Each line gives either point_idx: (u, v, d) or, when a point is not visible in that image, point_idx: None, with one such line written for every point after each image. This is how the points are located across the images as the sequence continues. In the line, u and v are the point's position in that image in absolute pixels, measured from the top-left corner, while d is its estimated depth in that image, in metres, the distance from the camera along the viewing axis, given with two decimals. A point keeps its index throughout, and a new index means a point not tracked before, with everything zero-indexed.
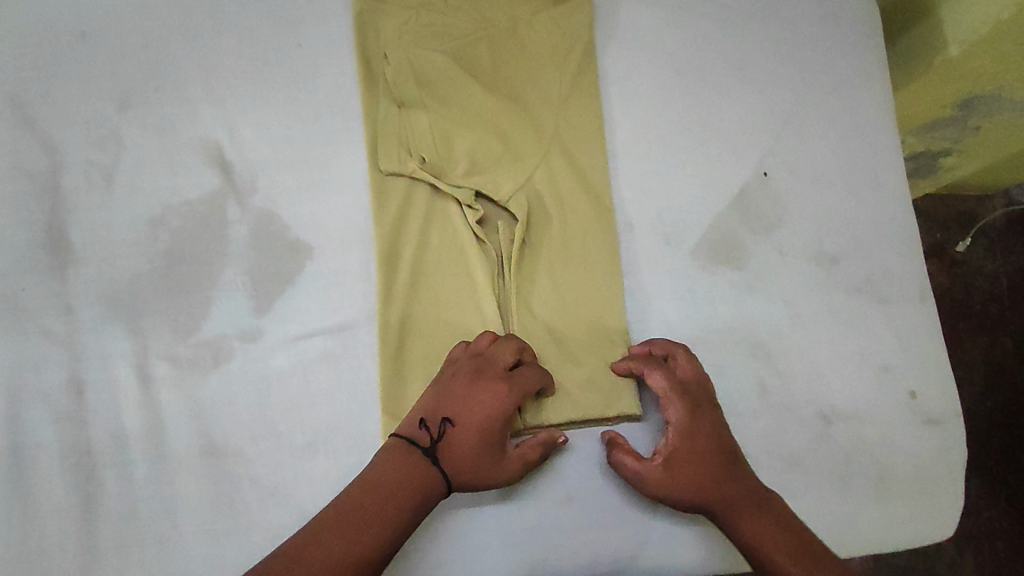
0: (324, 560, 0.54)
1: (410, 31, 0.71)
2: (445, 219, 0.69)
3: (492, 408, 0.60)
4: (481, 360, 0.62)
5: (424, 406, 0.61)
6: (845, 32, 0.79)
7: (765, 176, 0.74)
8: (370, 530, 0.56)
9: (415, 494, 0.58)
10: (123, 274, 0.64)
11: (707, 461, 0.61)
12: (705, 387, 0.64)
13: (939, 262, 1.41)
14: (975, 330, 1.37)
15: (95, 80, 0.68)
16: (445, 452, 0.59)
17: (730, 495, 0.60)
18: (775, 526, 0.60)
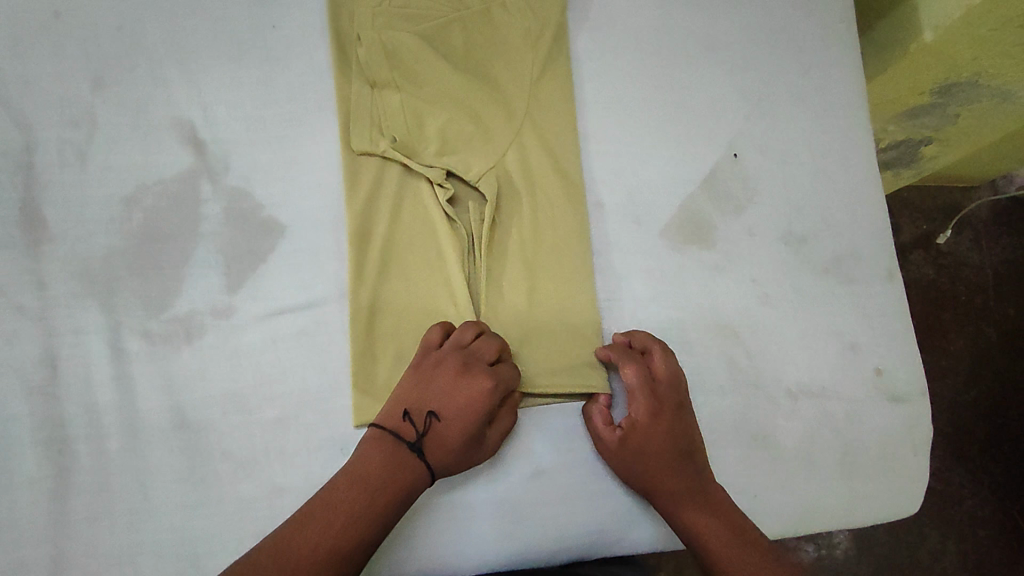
0: (310, 552, 0.53)
1: (383, 13, 0.73)
2: (417, 197, 0.70)
3: (476, 402, 0.60)
4: (465, 354, 0.62)
5: (407, 399, 0.61)
6: (812, 18, 0.81)
7: (735, 157, 0.76)
8: (357, 523, 0.55)
9: (403, 487, 0.58)
10: (97, 251, 0.65)
11: (664, 455, 0.63)
12: (677, 385, 0.65)
13: (925, 253, 1.42)
14: (959, 319, 1.38)
15: (69, 60, 0.69)
16: (431, 445, 0.60)
17: (679, 490, 0.62)
18: (717, 521, 0.62)
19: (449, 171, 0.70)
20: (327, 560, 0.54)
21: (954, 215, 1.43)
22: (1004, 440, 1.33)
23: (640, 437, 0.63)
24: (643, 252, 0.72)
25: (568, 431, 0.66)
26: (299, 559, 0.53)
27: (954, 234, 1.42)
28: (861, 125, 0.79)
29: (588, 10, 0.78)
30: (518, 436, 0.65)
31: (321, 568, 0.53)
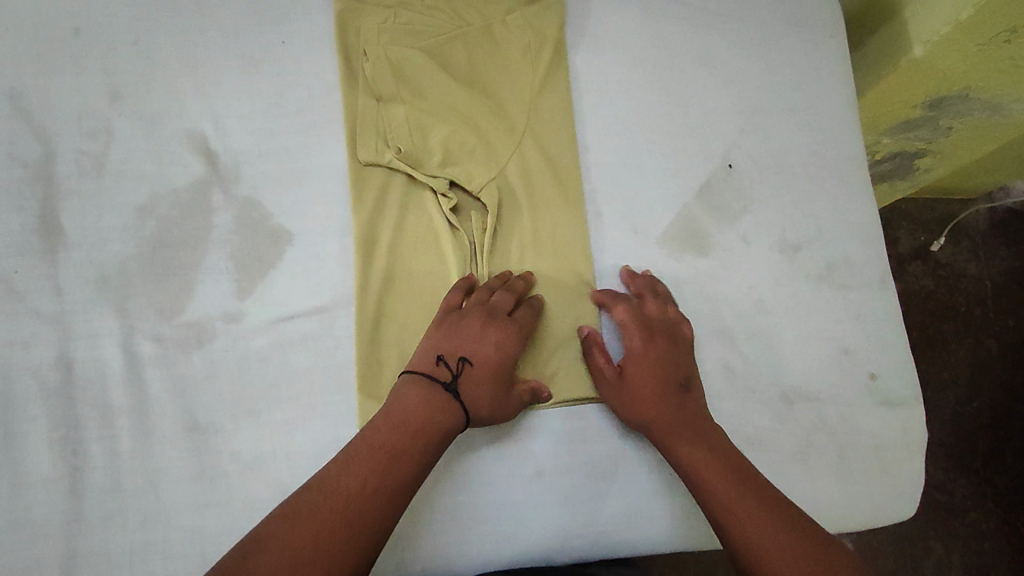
0: (356, 492, 0.56)
1: (388, 30, 0.76)
2: (420, 207, 0.72)
3: (504, 347, 0.65)
4: (492, 305, 0.66)
5: (437, 345, 0.65)
6: (803, 34, 0.84)
7: (730, 168, 0.78)
8: (401, 463, 0.59)
9: (441, 429, 0.61)
10: (112, 258, 0.67)
11: (658, 386, 0.66)
12: (670, 324, 0.69)
13: (924, 265, 1.43)
14: (959, 331, 1.39)
15: (88, 75, 0.72)
16: (465, 387, 0.63)
17: (671, 421, 0.64)
18: (713, 454, 0.63)
19: (452, 182, 0.72)
20: (373, 500, 0.56)
21: (951, 226, 1.45)
22: (1006, 451, 1.34)
23: (631, 368, 0.67)
24: (640, 258, 0.74)
25: (568, 435, 0.68)
26: (344, 501, 0.56)
27: (951, 245, 1.44)
28: (853, 135, 0.81)
29: (586, 26, 0.80)
30: (518, 439, 0.67)
31: (367, 508, 0.56)
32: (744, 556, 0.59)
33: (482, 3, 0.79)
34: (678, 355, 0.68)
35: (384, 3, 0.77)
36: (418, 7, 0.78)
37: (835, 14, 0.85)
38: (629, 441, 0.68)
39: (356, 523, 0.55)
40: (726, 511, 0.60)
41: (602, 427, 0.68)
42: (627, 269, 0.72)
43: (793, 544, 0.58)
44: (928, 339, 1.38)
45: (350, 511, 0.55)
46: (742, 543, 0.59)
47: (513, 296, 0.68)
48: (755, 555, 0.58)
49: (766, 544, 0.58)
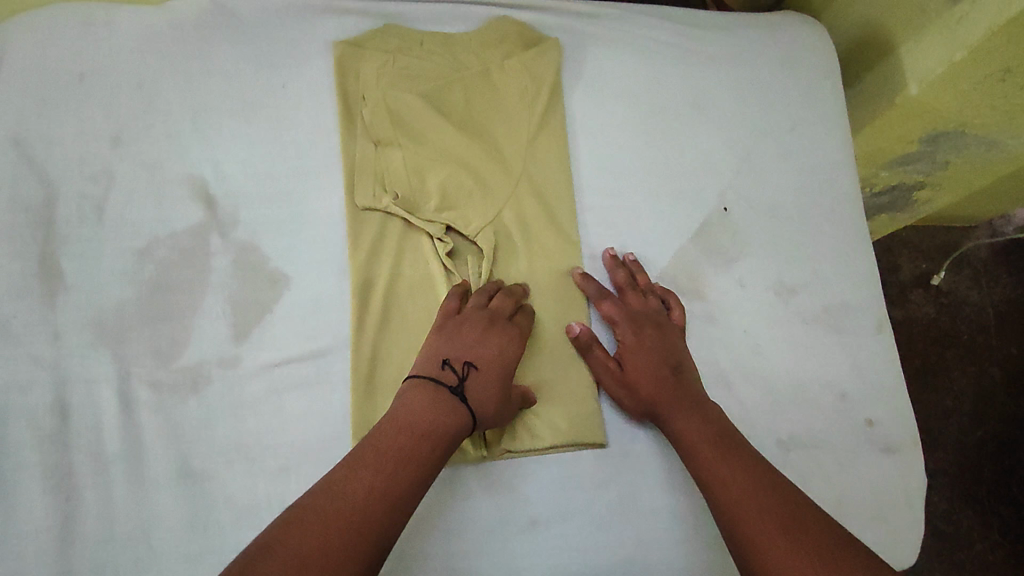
0: (364, 496, 0.54)
1: (387, 75, 0.77)
2: (417, 251, 0.73)
3: (506, 351, 0.67)
4: (492, 311, 0.68)
5: (442, 351, 0.65)
6: (798, 77, 0.85)
7: (725, 211, 0.79)
8: (409, 465, 0.57)
9: (449, 433, 0.60)
10: (110, 302, 0.67)
11: (652, 369, 0.68)
12: (655, 312, 0.71)
13: (925, 293, 1.43)
14: (962, 358, 1.39)
15: (91, 119, 0.73)
16: (471, 391, 0.63)
17: (667, 398, 0.66)
18: (704, 425, 0.64)
19: (449, 227, 0.73)
20: (381, 503, 0.54)
21: (953, 255, 1.45)
22: (1013, 482, 1.32)
23: (630, 356, 0.69)
24: None
25: (563, 481, 0.67)
26: (352, 505, 0.53)
27: (954, 274, 1.44)
28: (848, 177, 0.82)
29: (584, 71, 0.81)
30: (513, 485, 0.66)
31: (376, 512, 0.53)
32: (726, 518, 0.58)
33: (480, 47, 0.80)
34: (671, 337, 0.70)
35: (383, 46, 0.78)
36: (416, 50, 0.78)
37: (829, 59, 0.86)
38: (625, 488, 0.68)
39: (366, 527, 0.52)
40: (710, 475, 0.61)
41: (597, 473, 0.68)
42: (610, 252, 0.74)
43: (774, 504, 0.57)
44: (930, 366, 1.38)
45: (359, 515, 0.53)
46: (724, 505, 0.59)
47: (511, 301, 0.70)
48: (734, 514, 0.58)
49: (744, 503, 0.58)
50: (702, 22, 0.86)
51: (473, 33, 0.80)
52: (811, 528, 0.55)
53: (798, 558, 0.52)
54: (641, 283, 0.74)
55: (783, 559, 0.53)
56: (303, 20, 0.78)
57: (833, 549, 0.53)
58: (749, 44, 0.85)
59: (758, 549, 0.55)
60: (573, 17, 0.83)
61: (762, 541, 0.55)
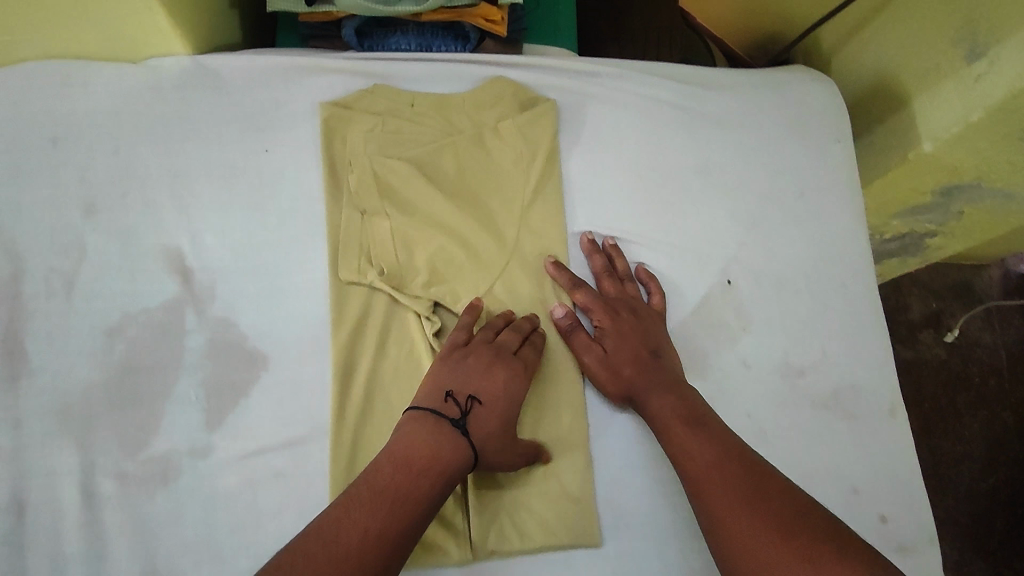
0: (358, 539, 0.51)
1: (376, 139, 0.74)
2: (403, 329, 0.69)
3: (512, 384, 0.64)
4: (498, 342, 0.66)
5: (446, 382, 0.63)
6: (809, 140, 0.81)
7: (729, 283, 0.75)
8: (408, 503, 0.55)
9: (449, 473, 0.58)
10: (76, 387, 0.64)
11: (631, 352, 0.67)
12: (631, 297, 0.71)
13: (936, 332, 1.38)
14: (974, 403, 1.34)
15: (63, 186, 0.70)
16: (473, 426, 0.61)
17: (643, 378, 0.66)
18: (679, 403, 0.63)
19: (437, 303, 0.70)
20: (378, 545, 0.52)
21: (964, 293, 1.40)
22: None
23: (610, 340, 0.68)
24: None
25: None
26: (347, 550, 0.50)
27: (965, 315, 1.39)
28: (859, 247, 0.78)
29: (582, 133, 0.78)
30: None
31: (373, 554, 0.51)
32: (694, 493, 0.58)
33: (474, 108, 0.76)
34: (649, 322, 0.70)
35: (372, 109, 0.75)
36: (407, 112, 0.75)
37: (840, 118, 0.82)
38: None
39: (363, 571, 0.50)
40: (680, 453, 0.60)
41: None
42: (587, 236, 0.73)
43: (742, 475, 0.57)
44: (941, 411, 1.33)
45: (354, 560, 0.50)
46: (692, 480, 0.59)
47: (519, 334, 0.67)
48: (700, 489, 0.57)
49: (710, 478, 0.57)
50: (706, 80, 0.82)
51: (466, 93, 0.77)
52: (772, 497, 0.55)
53: (761, 530, 0.53)
54: (617, 270, 0.73)
55: (745, 529, 0.53)
56: (288, 80, 0.75)
57: (795, 520, 0.53)
58: (756, 102, 0.81)
59: (723, 523, 0.55)
60: (572, 76, 0.79)
61: (726, 514, 0.55)
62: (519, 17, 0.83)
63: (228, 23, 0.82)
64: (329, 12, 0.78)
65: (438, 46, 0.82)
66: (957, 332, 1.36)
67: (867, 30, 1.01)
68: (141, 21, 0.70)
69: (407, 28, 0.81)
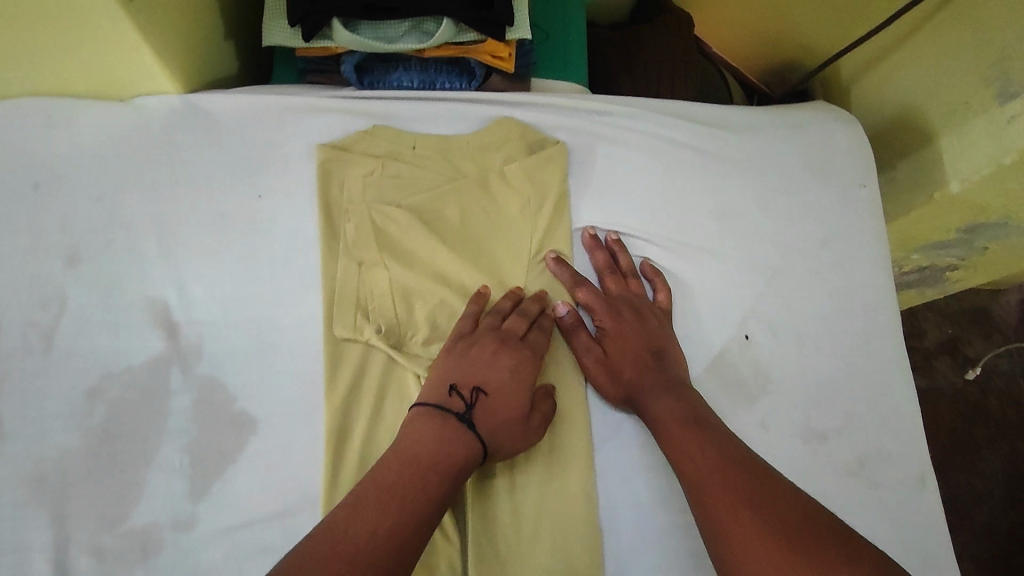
0: (368, 538, 0.47)
1: (374, 184, 0.70)
2: (401, 391, 0.64)
3: (520, 373, 0.61)
4: (503, 332, 0.63)
5: (449, 375, 0.60)
6: (833, 185, 0.76)
7: (747, 339, 0.70)
8: (419, 499, 0.51)
9: (457, 464, 0.54)
10: (53, 453, 0.60)
11: (634, 354, 0.65)
12: (635, 296, 0.69)
13: (952, 360, 1.33)
14: (993, 436, 1.28)
15: (43, 234, 0.66)
16: (480, 417, 0.58)
17: (643, 380, 0.63)
18: (678, 406, 0.61)
19: None
20: (392, 542, 0.48)
21: (981, 321, 1.35)
22: None
23: (611, 343, 0.66)
24: (646, 443, 0.66)
25: None
26: (360, 550, 0.46)
27: (982, 341, 1.34)
28: (884, 300, 0.74)
29: (593, 177, 0.73)
30: None
31: (387, 553, 0.47)
32: (694, 498, 0.55)
33: (479, 151, 0.72)
34: (652, 321, 0.67)
35: (372, 151, 0.71)
36: (408, 155, 0.71)
37: (865, 161, 0.78)
38: None
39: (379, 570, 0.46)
40: (679, 457, 0.57)
41: None
42: (589, 232, 0.71)
43: (742, 481, 0.53)
44: (959, 444, 1.26)
45: (368, 560, 0.46)
46: (691, 484, 0.55)
47: (526, 319, 0.65)
48: (700, 493, 0.54)
49: (711, 481, 0.54)
50: (724, 120, 0.78)
51: (470, 135, 0.72)
52: (775, 502, 0.51)
53: (764, 534, 0.49)
54: (619, 266, 0.71)
55: (747, 534, 0.50)
56: (284, 121, 0.71)
57: (801, 527, 0.49)
58: (778, 144, 0.77)
59: (721, 525, 0.51)
60: (583, 116, 0.75)
61: (726, 518, 0.51)
62: (528, 51, 0.79)
63: (221, 55, 0.78)
64: (328, 48, 0.74)
65: (442, 82, 0.78)
66: (978, 370, 1.29)
67: (886, 62, 0.96)
68: (128, 60, 0.66)
69: (410, 63, 0.77)
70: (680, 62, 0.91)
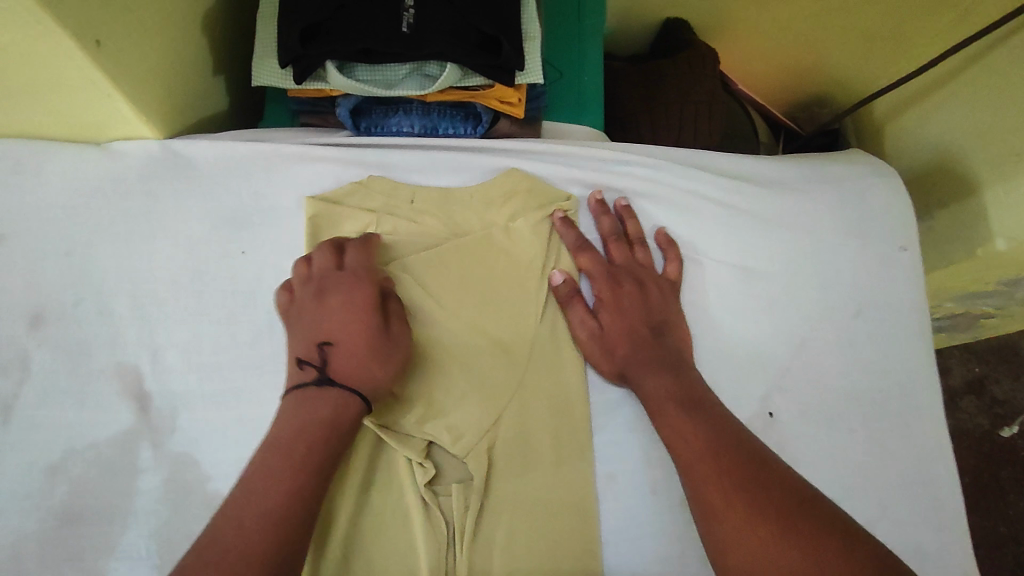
0: (236, 534, 0.45)
1: (368, 242, 0.63)
2: (390, 476, 0.58)
3: (350, 305, 0.55)
4: (319, 281, 0.58)
5: (293, 352, 0.55)
6: (869, 246, 0.69)
7: (771, 417, 0.63)
8: (283, 477, 0.48)
9: (323, 425, 0.51)
10: (6, 539, 0.55)
11: (632, 327, 0.61)
12: (639, 264, 0.64)
13: (978, 401, 1.21)
14: (1020, 481, 1.17)
15: (7, 292, 0.60)
16: (337, 368, 0.53)
17: (640, 356, 0.59)
18: (675, 384, 0.57)
19: (433, 442, 0.58)
20: (263, 528, 0.46)
21: (1011, 357, 1.22)
22: None
23: (606, 315, 0.62)
24: (660, 538, 0.59)
25: None
26: (228, 551, 0.44)
27: (1011, 380, 1.21)
28: (923, 376, 0.67)
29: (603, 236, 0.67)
30: None
31: (258, 542, 0.45)
32: (686, 478, 0.52)
33: (483, 205, 0.66)
34: (656, 294, 0.63)
35: (367, 204, 0.65)
36: (406, 210, 0.65)
37: (907, 221, 0.71)
38: None
39: (251, 562, 0.44)
40: (674, 439, 0.54)
41: None
42: (595, 196, 0.66)
43: (735, 466, 0.50)
44: (982, 488, 1.17)
45: (238, 559, 0.44)
46: (682, 465, 0.53)
47: (332, 252, 0.60)
48: (693, 476, 0.51)
49: (701, 464, 0.51)
50: (753, 173, 0.71)
51: (474, 187, 0.66)
52: (769, 483, 0.49)
53: (757, 520, 0.47)
54: (626, 233, 0.66)
55: (738, 522, 0.47)
56: (271, 170, 0.65)
57: (795, 510, 0.47)
58: (811, 201, 0.70)
59: (716, 512, 0.49)
60: (599, 166, 0.69)
61: (718, 501, 0.49)
62: (540, 94, 0.74)
63: (207, 93, 0.72)
64: (322, 89, 0.68)
65: (445, 127, 0.72)
66: (1016, 428, 1.18)
67: (926, 102, 0.89)
68: (100, 107, 0.60)
69: (411, 106, 0.71)
70: (703, 105, 0.86)
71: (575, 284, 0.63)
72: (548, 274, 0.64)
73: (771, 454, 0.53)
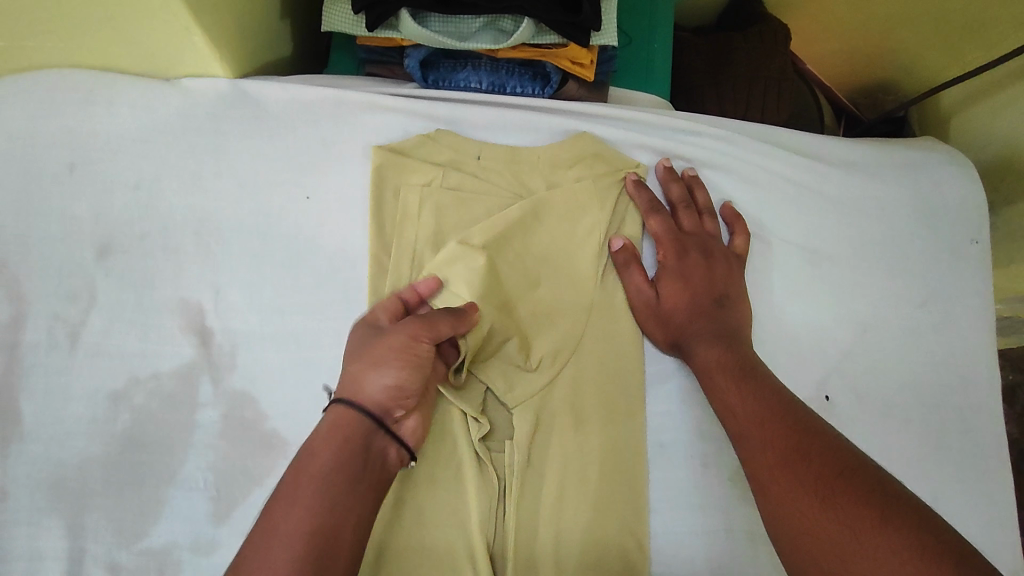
0: None
1: (432, 195, 0.63)
2: (444, 428, 0.58)
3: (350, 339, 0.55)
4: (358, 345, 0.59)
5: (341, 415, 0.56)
6: (939, 233, 0.68)
7: (827, 400, 0.62)
8: (274, 548, 0.42)
9: (322, 458, 0.47)
10: (72, 459, 0.57)
11: (695, 299, 0.60)
12: (705, 236, 0.63)
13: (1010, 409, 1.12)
14: None
15: (76, 221, 0.61)
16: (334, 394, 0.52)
17: (698, 327, 0.59)
18: (730, 355, 0.56)
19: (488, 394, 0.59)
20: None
21: None
22: None
23: (668, 283, 0.61)
24: (708, 508, 0.59)
25: None
26: None
27: None
28: (984, 370, 0.66)
29: (660, 194, 0.66)
30: None
31: None
32: (737, 448, 0.52)
33: (550, 167, 0.65)
34: (721, 264, 0.62)
35: (433, 158, 0.64)
36: (472, 167, 0.64)
37: (980, 212, 0.69)
38: None
39: None
40: (726, 408, 0.54)
41: None
42: (664, 163, 0.65)
43: (781, 443, 0.48)
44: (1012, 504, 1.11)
45: None
46: (733, 431, 0.52)
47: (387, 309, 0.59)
48: (743, 446, 0.51)
49: (749, 435, 0.51)
50: (824, 154, 0.70)
51: (541, 148, 0.65)
52: (811, 454, 0.47)
53: (798, 493, 0.45)
54: (695, 203, 0.65)
55: (785, 497, 0.45)
56: (340, 118, 0.65)
57: (835, 480, 0.44)
58: (883, 185, 0.69)
59: (761, 484, 0.48)
60: (667, 134, 0.67)
61: (764, 477, 0.48)
62: (610, 58, 0.72)
63: (274, 36, 0.71)
64: (391, 38, 0.68)
65: (512, 86, 0.72)
66: None
67: (997, 95, 0.84)
68: (177, 43, 0.60)
69: (479, 62, 0.71)
70: (771, 81, 0.84)
71: (634, 251, 0.63)
72: (607, 239, 0.64)
73: (826, 424, 0.50)
